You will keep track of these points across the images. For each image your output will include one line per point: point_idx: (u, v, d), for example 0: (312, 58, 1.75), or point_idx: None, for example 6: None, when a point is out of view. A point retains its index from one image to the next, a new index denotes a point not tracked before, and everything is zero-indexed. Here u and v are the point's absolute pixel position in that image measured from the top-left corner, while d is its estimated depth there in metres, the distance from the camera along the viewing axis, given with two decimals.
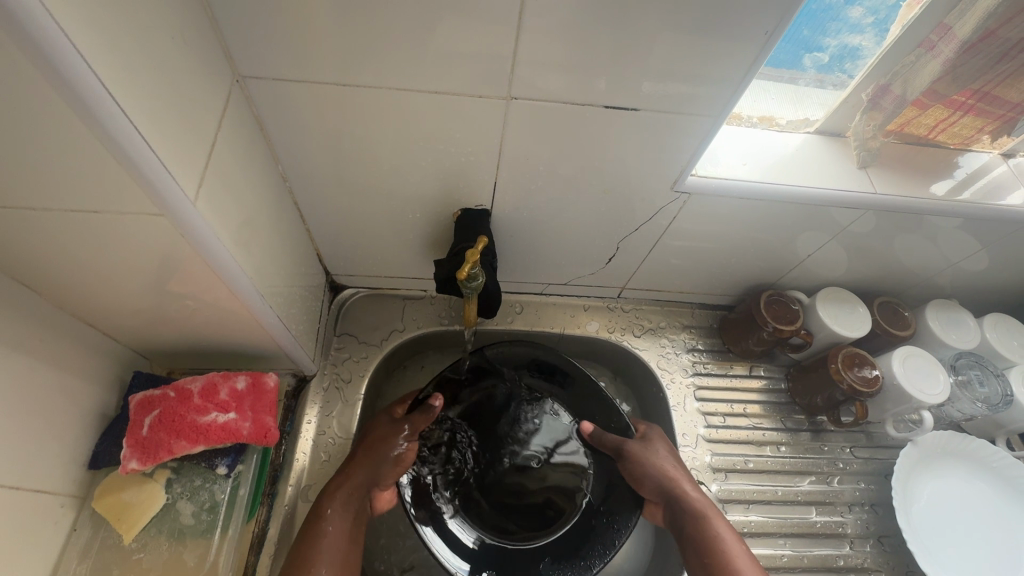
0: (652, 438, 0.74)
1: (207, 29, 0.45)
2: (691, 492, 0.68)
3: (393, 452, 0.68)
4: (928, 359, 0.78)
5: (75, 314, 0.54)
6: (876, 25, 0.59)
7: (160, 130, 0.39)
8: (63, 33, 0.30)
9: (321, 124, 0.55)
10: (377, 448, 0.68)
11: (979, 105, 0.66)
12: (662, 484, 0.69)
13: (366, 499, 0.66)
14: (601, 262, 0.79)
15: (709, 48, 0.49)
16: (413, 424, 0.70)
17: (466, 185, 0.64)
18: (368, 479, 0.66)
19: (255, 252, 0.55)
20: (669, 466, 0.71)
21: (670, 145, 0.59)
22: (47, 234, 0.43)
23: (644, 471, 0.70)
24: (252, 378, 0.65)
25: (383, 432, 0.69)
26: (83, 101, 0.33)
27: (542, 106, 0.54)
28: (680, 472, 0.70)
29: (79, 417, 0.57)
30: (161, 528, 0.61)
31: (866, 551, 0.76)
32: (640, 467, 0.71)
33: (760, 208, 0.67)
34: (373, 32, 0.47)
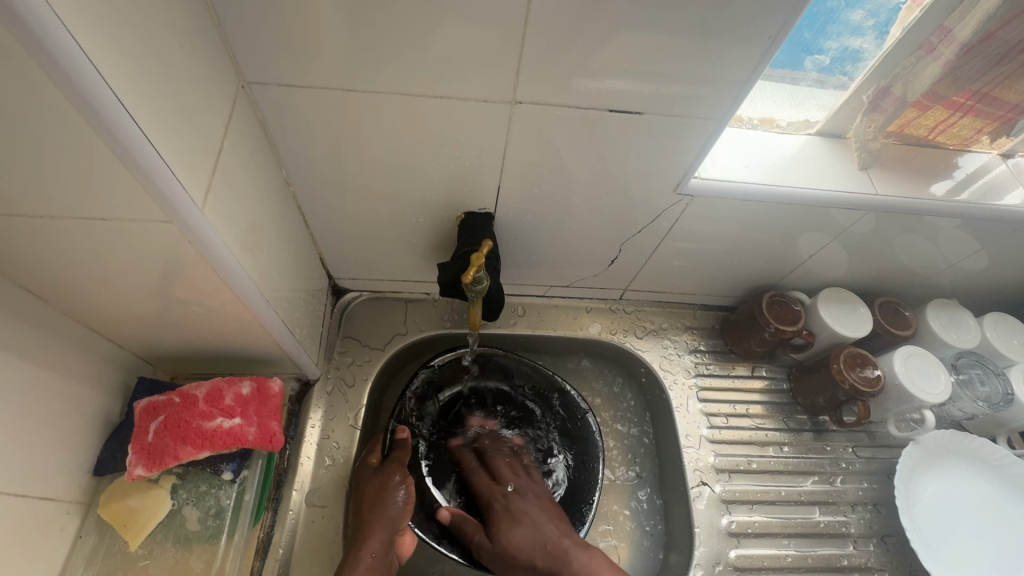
0: (512, 504, 0.71)
1: (213, 35, 0.45)
2: (569, 546, 0.67)
3: (398, 498, 0.66)
4: (929, 358, 0.79)
5: (80, 320, 0.54)
6: (877, 27, 0.59)
7: (168, 136, 0.39)
8: (73, 40, 0.30)
9: (326, 129, 0.55)
10: (375, 496, 0.66)
11: (978, 106, 0.66)
12: (535, 556, 0.67)
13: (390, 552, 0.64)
14: (603, 264, 0.80)
15: (713, 51, 0.49)
16: (399, 461, 0.70)
17: (470, 188, 0.64)
18: (386, 526, 0.64)
19: (260, 257, 0.55)
20: (537, 530, 0.68)
21: (673, 148, 0.59)
22: (54, 241, 0.43)
23: (514, 550, 0.67)
24: (257, 383, 0.65)
25: (376, 482, 0.67)
26: (91, 107, 0.33)
27: (547, 109, 0.55)
28: (552, 529, 0.68)
29: (84, 423, 0.57)
30: (167, 534, 0.60)
31: (869, 551, 0.76)
32: (508, 550, 0.67)
33: (763, 209, 0.68)
34: (379, 37, 0.47)
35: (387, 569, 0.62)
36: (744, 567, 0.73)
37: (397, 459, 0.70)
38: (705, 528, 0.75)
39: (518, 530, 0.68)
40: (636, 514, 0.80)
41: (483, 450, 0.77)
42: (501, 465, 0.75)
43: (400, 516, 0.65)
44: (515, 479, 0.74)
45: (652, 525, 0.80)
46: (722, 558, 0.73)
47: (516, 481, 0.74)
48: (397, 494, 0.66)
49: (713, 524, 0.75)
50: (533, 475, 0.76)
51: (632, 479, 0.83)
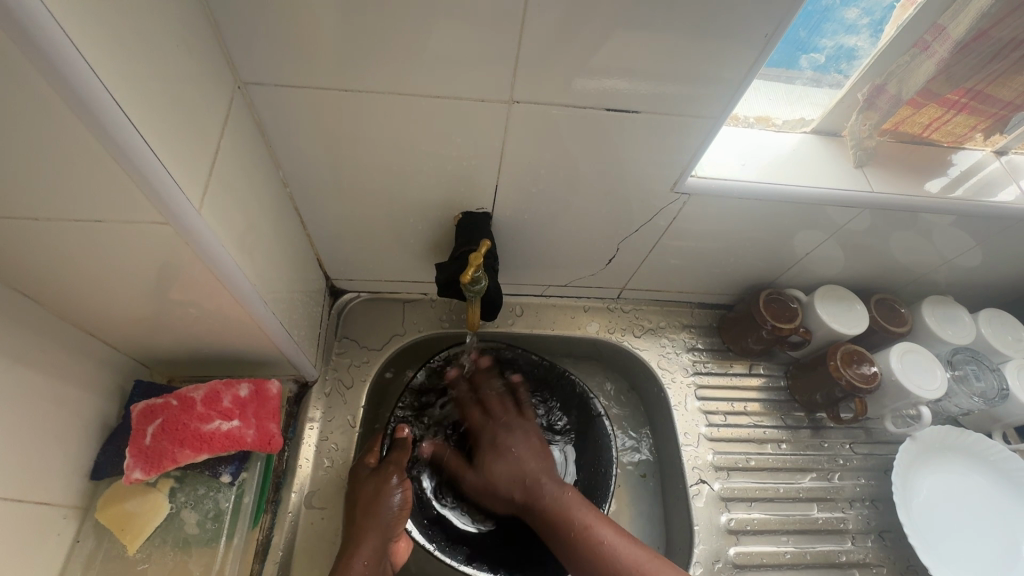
0: (498, 438, 0.74)
1: (209, 36, 0.45)
2: (545, 484, 0.68)
3: (392, 501, 0.65)
4: (925, 355, 0.79)
5: (76, 322, 0.53)
6: (872, 25, 0.60)
7: (165, 137, 0.39)
8: (69, 40, 0.30)
9: (322, 129, 0.55)
10: (371, 498, 0.65)
11: (971, 104, 0.67)
12: (511, 487, 0.69)
13: (384, 556, 0.64)
14: (600, 263, 0.80)
15: (709, 50, 0.50)
16: (395, 463, 0.69)
17: (468, 188, 0.64)
18: (379, 532, 0.63)
19: (257, 259, 0.55)
20: (515, 463, 0.71)
21: (670, 147, 0.60)
22: (49, 244, 0.42)
23: (494, 480, 0.71)
24: (255, 386, 0.64)
25: (371, 486, 0.66)
26: (89, 109, 0.33)
27: (544, 109, 0.55)
28: (531, 466, 0.70)
29: (81, 426, 0.57)
30: (166, 538, 0.60)
31: (867, 547, 0.77)
32: (490, 478, 0.71)
33: (759, 208, 0.68)
34: (375, 37, 0.47)
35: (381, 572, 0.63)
36: (743, 564, 0.73)
37: (393, 460, 0.70)
38: (704, 526, 0.75)
39: (498, 465, 0.71)
40: (636, 512, 0.81)
41: (475, 386, 0.78)
42: (493, 400, 0.77)
43: (394, 520, 0.65)
44: (506, 416, 0.76)
45: (650, 521, 0.81)
46: (721, 556, 0.74)
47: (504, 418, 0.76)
48: (393, 496, 0.66)
49: (712, 522, 0.76)
50: (524, 413, 0.77)
51: (630, 477, 0.83)
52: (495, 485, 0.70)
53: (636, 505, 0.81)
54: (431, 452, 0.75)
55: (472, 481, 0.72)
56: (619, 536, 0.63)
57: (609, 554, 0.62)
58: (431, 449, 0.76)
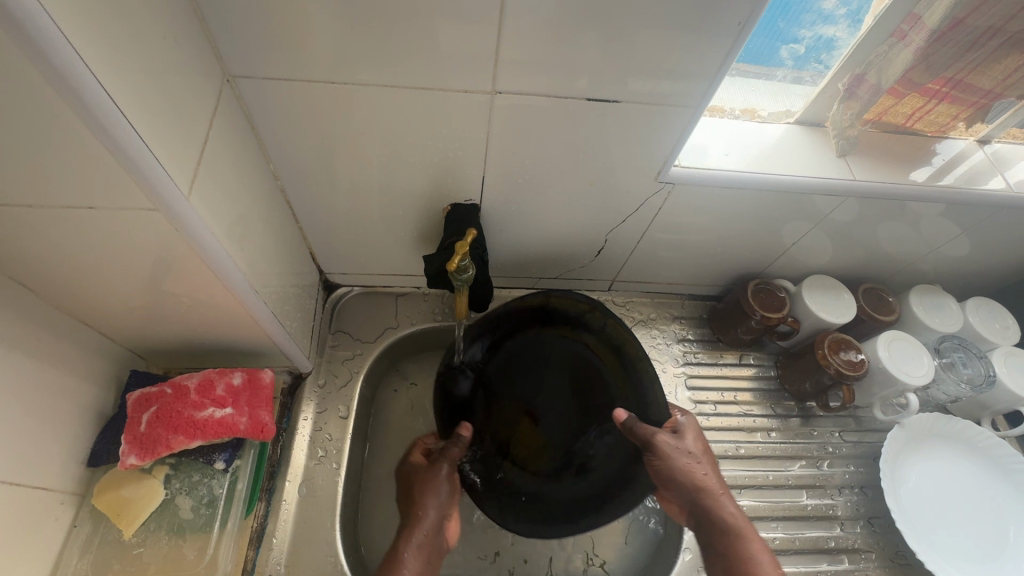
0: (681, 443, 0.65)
1: (197, 30, 0.46)
2: (725, 502, 0.63)
3: (442, 484, 0.64)
4: (912, 342, 0.80)
5: (71, 313, 0.55)
6: (849, 16, 0.60)
7: (155, 129, 0.40)
8: (59, 31, 0.31)
9: (310, 122, 0.56)
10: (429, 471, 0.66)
11: (953, 93, 0.68)
12: (691, 488, 0.64)
13: (438, 533, 0.63)
14: (589, 255, 0.81)
15: (686, 40, 0.51)
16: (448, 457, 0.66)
17: (455, 180, 0.65)
18: (438, 508, 0.63)
19: (248, 248, 0.56)
20: (692, 466, 0.64)
21: (653, 137, 0.61)
22: (42, 232, 0.44)
23: (674, 474, 0.64)
24: (248, 374, 0.66)
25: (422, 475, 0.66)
26: (79, 98, 0.34)
27: (525, 100, 0.56)
28: (702, 472, 0.64)
29: (77, 415, 0.58)
30: (161, 523, 0.61)
31: (856, 533, 0.77)
32: (679, 465, 0.63)
33: (745, 197, 0.69)
34: (358, 30, 0.48)
35: (438, 547, 0.63)
36: None
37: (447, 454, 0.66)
38: None
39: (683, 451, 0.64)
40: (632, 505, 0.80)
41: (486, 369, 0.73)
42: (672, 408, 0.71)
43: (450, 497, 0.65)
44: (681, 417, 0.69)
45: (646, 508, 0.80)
46: None
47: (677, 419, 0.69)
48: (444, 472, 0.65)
49: None
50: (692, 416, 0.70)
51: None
52: (684, 483, 0.64)
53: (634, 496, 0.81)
54: (623, 421, 0.65)
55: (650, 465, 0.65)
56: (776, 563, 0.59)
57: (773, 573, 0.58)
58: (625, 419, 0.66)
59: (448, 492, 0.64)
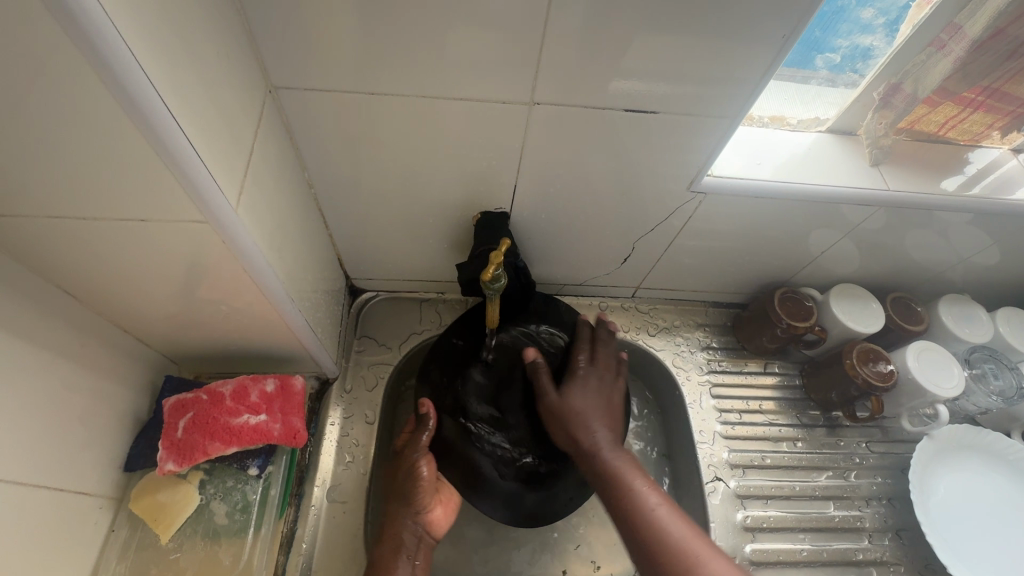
0: (576, 388, 0.67)
1: (243, 42, 0.47)
2: (608, 446, 0.63)
3: (423, 473, 0.65)
4: (941, 352, 0.79)
5: (111, 319, 0.55)
6: (888, 25, 0.60)
7: (208, 143, 0.41)
8: (127, 48, 0.32)
9: (347, 131, 0.57)
10: (402, 487, 0.66)
11: (988, 102, 0.67)
12: (580, 420, 0.65)
13: (417, 532, 0.64)
14: (615, 263, 0.80)
15: (726, 50, 0.50)
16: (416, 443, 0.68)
17: (488, 189, 0.65)
18: (409, 520, 0.64)
19: (285, 256, 0.56)
20: (590, 406, 0.66)
21: (687, 146, 0.60)
22: (90, 242, 0.45)
23: (558, 409, 0.66)
24: (281, 381, 0.66)
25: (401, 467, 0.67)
26: (141, 114, 0.34)
27: (562, 111, 0.56)
28: (597, 412, 0.66)
29: (115, 420, 0.59)
30: (196, 528, 0.61)
31: (884, 545, 0.77)
32: (569, 407, 0.65)
33: (774, 206, 0.68)
34: (399, 40, 0.48)
35: (423, 551, 0.64)
36: (760, 561, 0.74)
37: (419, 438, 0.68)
38: (721, 523, 0.75)
39: (578, 391, 0.67)
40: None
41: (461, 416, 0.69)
42: (602, 358, 0.72)
43: (412, 495, 0.65)
44: (602, 372, 0.70)
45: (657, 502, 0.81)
46: (738, 553, 0.74)
47: (592, 371, 0.70)
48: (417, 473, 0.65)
49: (728, 519, 0.76)
50: (619, 376, 0.72)
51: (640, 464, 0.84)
52: (575, 423, 0.65)
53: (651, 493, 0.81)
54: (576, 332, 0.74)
55: (548, 400, 0.66)
56: (666, 504, 0.57)
57: (652, 518, 0.55)
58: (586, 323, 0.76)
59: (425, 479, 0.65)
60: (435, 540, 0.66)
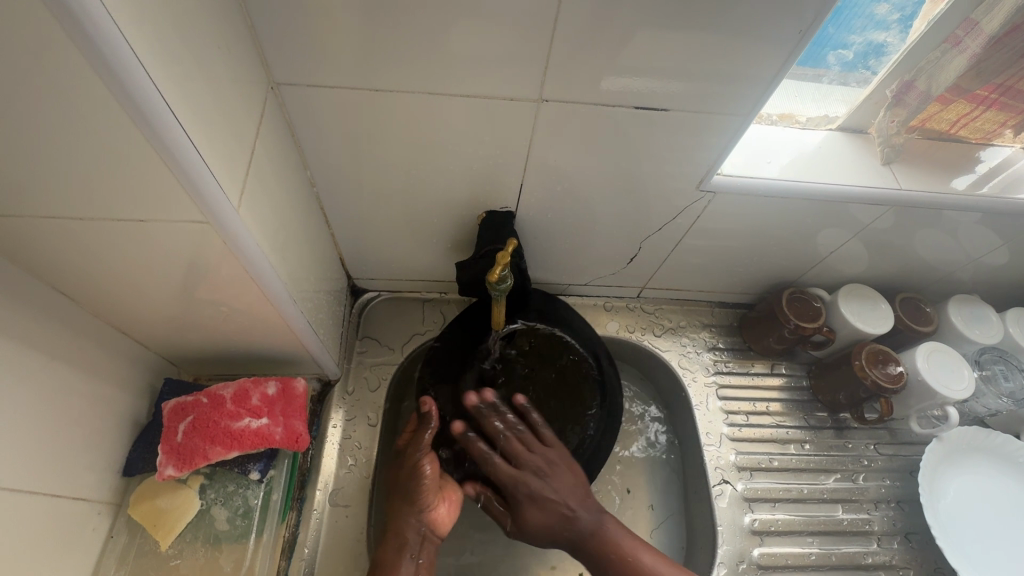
0: (532, 489, 0.64)
1: (245, 38, 0.45)
2: (584, 514, 0.64)
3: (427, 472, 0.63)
4: (951, 354, 0.78)
5: (109, 321, 0.54)
6: (901, 21, 0.59)
7: (210, 142, 0.39)
8: (126, 43, 0.31)
9: (350, 129, 0.56)
10: (406, 485, 0.63)
11: (1001, 100, 0.66)
12: (554, 524, 0.64)
13: (421, 532, 0.62)
14: (621, 262, 0.79)
15: (740, 48, 0.49)
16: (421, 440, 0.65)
17: (494, 188, 0.64)
18: (414, 521, 0.62)
19: (287, 257, 0.55)
20: (549, 513, 0.64)
21: (698, 145, 0.59)
22: (87, 243, 0.43)
23: (530, 531, 0.64)
24: (282, 383, 0.65)
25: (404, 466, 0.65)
26: (140, 112, 0.33)
27: (571, 109, 0.55)
28: (561, 508, 0.64)
29: (113, 424, 0.58)
30: (197, 534, 0.60)
31: (893, 549, 0.76)
32: (539, 518, 0.64)
33: (783, 206, 0.67)
34: (404, 36, 0.47)
35: (427, 549, 0.63)
36: (768, 565, 0.73)
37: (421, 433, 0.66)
38: (728, 527, 0.75)
39: (538, 513, 0.64)
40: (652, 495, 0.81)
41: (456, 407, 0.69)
42: (517, 445, 0.65)
43: (417, 495, 0.62)
44: (533, 458, 0.65)
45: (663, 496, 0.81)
46: (745, 557, 0.73)
47: (532, 462, 0.65)
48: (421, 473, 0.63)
49: (735, 522, 0.75)
50: (546, 441, 0.67)
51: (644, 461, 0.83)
52: (553, 533, 0.64)
53: (657, 491, 0.81)
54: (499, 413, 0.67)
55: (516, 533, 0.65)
56: (658, 560, 0.64)
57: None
58: (490, 401, 0.67)
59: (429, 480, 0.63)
60: (438, 539, 0.65)
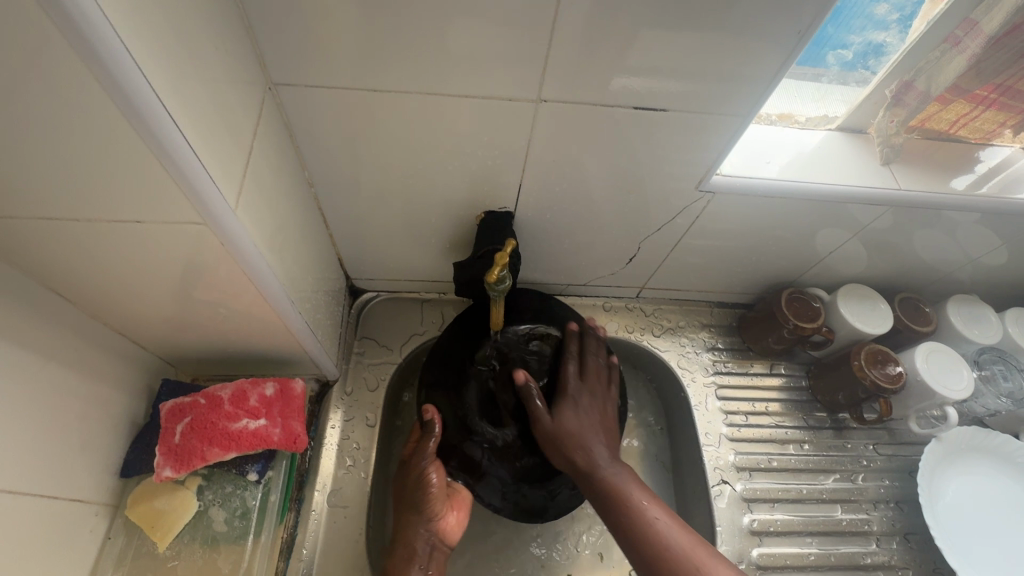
0: (574, 400, 0.63)
1: (243, 38, 0.45)
2: (608, 461, 0.61)
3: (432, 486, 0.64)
4: (950, 355, 0.78)
5: (106, 321, 0.54)
6: (900, 21, 0.59)
7: (207, 143, 0.39)
8: (122, 44, 0.31)
9: (349, 129, 0.55)
10: (410, 500, 0.64)
11: (1001, 100, 0.65)
12: (573, 428, 0.61)
13: (430, 540, 0.64)
14: (620, 262, 0.79)
15: (739, 48, 0.49)
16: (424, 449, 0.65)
17: (493, 188, 0.64)
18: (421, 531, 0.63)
19: (285, 257, 0.55)
20: (580, 421, 0.62)
21: (697, 145, 0.59)
22: (84, 244, 0.43)
23: (549, 430, 0.61)
24: (281, 384, 0.64)
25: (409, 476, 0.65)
26: (137, 113, 0.33)
27: (570, 109, 0.54)
28: (591, 424, 0.62)
29: (111, 425, 0.57)
30: (195, 535, 0.60)
31: (892, 549, 0.76)
32: (562, 420, 0.61)
33: (782, 206, 0.67)
34: (403, 36, 0.47)
35: (436, 555, 0.64)
36: (767, 565, 0.73)
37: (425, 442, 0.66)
38: (727, 527, 0.75)
39: (571, 414, 0.62)
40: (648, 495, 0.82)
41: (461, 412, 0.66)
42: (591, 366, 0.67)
43: (423, 506, 0.63)
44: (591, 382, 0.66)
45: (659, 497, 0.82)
46: (744, 557, 0.73)
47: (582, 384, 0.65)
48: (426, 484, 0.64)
49: (734, 523, 0.75)
50: (609, 387, 0.68)
51: (642, 461, 0.84)
52: (568, 437, 0.61)
53: (653, 490, 0.82)
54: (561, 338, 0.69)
55: (543, 427, 0.61)
56: (671, 523, 0.56)
57: (655, 535, 0.55)
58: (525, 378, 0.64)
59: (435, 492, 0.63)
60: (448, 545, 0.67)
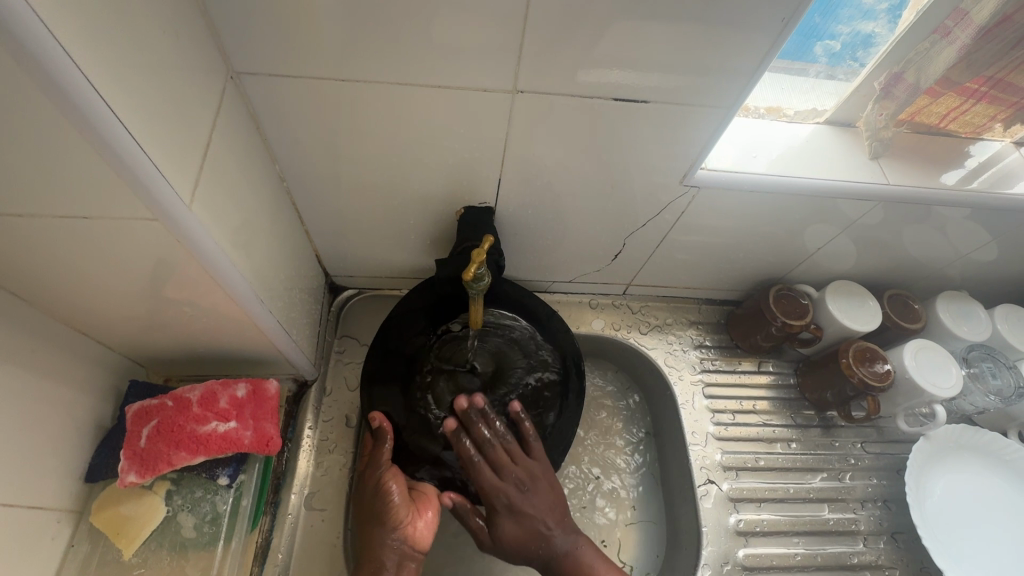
0: (512, 502, 0.60)
1: (199, 24, 0.43)
2: (559, 534, 0.61)
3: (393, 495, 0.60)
4: (938, 352, 0.77)
5: (67, 322, 0.52)
6: (889, 11, 0.57)
7: (155, 134, 0.37)
8: (46, 28, 0.28)
9: (318, 121, 0.53)
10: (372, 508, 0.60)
11: (992, 93, 0.64)
12: (524, 532, 0.60)
13: (395, 550, 0.59)
14: (606, 259, 0.78)
15: (722, 38, 0.47)
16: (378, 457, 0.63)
17: (471, 183, 0.62)
18: (387, 538, 0.59)
19: (252, 254, 0.53)
20: (528, 516, 0.60)
21: (680, 139, 0.57)
22: (32, 244, 0.41)
23: (505, 543, 0.60)
24: (253, 385, 0.63)
25: (369, 484, 0.62)
26: (70, 102, 0.31)
27: (548, 101, 0.53)
28: (538, 519, 0.61)
29: (74, 429, 0.55)
30: (162, 542, 0.58)
31: (879, 548, 0.75)
32: (512, 548, 0.60)
33: (770, 201, 0.66)
34: (371, 23, 0.45)
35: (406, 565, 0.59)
36: (753, 566, 0.72)
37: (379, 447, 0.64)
38: (713, 528, 0.74)
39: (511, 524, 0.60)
40: (634, 493, 0.80)
41: (408, 411, 0.66)
42: (501, 452, 0.62)
43: (385, 514, 0.59)
44: (516, 467, 0.62)
45: (645, 495, 0.80)
46: (730, 558, 0.72)
47: (513, 469, 0.62)
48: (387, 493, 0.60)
49: (720, 523, 0.74)
50: (533, 455, 0.63)
51: (627, 459, 0.82)
52: (526, 547, 0.60)
53: (641, 491, 0.80)
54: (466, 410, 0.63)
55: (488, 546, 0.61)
56: None
57: None
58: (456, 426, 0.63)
59: (398, 497, 0.60)
60: (421, 555, 0.61)
